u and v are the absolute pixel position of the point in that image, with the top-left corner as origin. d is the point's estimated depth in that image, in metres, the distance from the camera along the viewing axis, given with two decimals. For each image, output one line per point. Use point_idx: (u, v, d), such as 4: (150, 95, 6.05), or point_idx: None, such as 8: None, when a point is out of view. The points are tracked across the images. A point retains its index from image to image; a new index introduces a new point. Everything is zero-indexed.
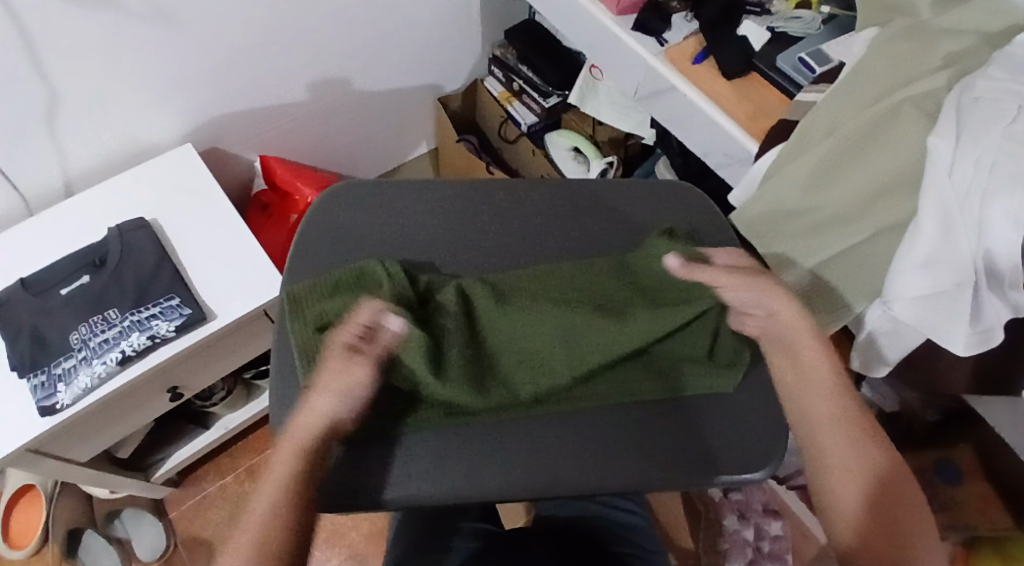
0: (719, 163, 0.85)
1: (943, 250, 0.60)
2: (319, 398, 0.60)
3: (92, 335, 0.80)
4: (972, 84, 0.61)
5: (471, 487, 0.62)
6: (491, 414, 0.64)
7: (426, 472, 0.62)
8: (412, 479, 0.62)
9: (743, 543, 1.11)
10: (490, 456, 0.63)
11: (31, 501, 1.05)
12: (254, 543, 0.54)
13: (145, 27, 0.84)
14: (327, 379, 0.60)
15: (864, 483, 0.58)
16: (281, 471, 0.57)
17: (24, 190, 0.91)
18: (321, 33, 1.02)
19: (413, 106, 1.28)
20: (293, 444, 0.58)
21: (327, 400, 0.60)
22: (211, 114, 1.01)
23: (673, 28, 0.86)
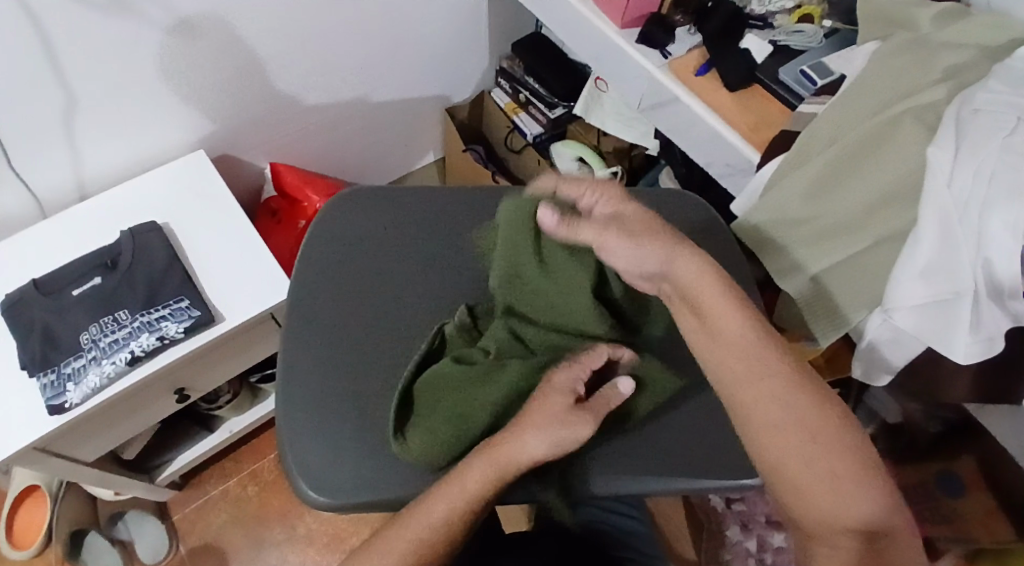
0: (721, 173, 0.86)
1: (942, 260, 0.61)
2: (530, 442, 0.54)
3: (102, 335, 0.81)
4: (972, 96, 0.62)
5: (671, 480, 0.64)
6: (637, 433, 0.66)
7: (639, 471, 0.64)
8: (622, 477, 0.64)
9: (746, 554, 1.12)
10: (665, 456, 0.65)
11: (36, 502, 1.06)
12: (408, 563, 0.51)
13: (163, 34, 0.86)
14: (532, 418, 0.55)
15: (813, 443, 0.48)
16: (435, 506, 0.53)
17: (38, 192, 0.93)
18: (331, 43, 1.04)
19: (421, 116, 1.30)
20: (490, 474, 0.54)
21: (537, 446, 0.53)
22: (224, 120, 1.03)
23: (676, 41, 0.88)
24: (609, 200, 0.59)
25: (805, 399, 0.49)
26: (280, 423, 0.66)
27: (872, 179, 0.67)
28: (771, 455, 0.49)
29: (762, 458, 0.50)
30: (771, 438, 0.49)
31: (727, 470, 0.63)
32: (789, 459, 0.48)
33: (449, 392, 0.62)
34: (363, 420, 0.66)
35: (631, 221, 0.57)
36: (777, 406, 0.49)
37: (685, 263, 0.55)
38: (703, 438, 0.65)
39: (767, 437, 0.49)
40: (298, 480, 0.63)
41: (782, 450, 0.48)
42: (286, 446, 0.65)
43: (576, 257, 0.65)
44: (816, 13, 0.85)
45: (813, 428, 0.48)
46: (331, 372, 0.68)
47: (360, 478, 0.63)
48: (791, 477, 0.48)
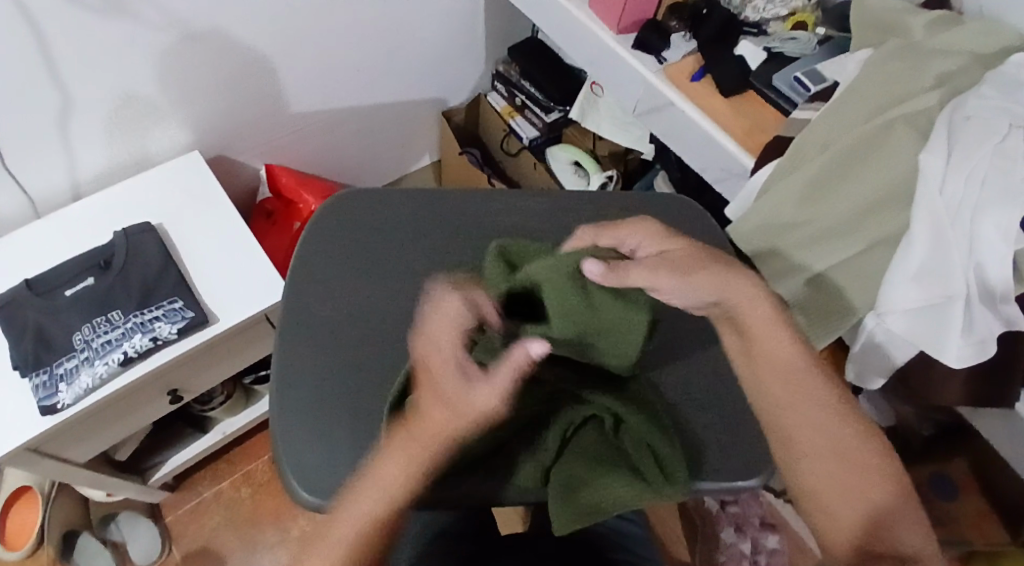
0: (715, 178, 0.86)
1: (934, 264, 0.61)
2: (428, 405, 0.50)
3: (95, 336, 0.80)
4: (963, 102, 0.63)
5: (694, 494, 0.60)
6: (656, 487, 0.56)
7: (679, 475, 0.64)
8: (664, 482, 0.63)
9: (740, 556, 1.11)
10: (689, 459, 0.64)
11: (26, 504, 1.05)
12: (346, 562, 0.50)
13: (158, 35, 0.86)
14: (431, 382, 0.51)
15: (842, 465, 0.55)
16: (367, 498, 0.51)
17: (32, 192, 0.93)
18: (327, 45, 1.04)
19: (417, 118, 1.30)
20: (401, 452, 0.51)
21: (434, 408, 0.50)
22: (220, 121, 1.03)
23: (671, 47, 0.88)
24: (654, 239, 0.62)
25: (846, 430, 0.57)
26: (273, 425, 0.66)
27: (865, 182, 0.67)
28: (802, 473, 0.56)
29: (795, 471, 0.57)
30: (803, 457, 0.56)
31: (720, 473, 0.63)
32: (814, 476, 0.56)
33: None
34: (358, 423, 0.66)
35: (674, 259, 0.60)
36: (814, 432, 0.56)
37: (739, 285, 0.59)
38: (696, 442, 0.65)
39: (800, 456, 0.57)
40: (290, 482, 0.63)
41: (814, 469, 0.56)
42: (279, 448, 0.65)
43: (626, 299, 0.58)
44: (810, 21, 0.86)
45: (845, 453, 0.56)
46: (328, 374, 0.68)
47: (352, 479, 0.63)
48: (815, 495, 0.55)
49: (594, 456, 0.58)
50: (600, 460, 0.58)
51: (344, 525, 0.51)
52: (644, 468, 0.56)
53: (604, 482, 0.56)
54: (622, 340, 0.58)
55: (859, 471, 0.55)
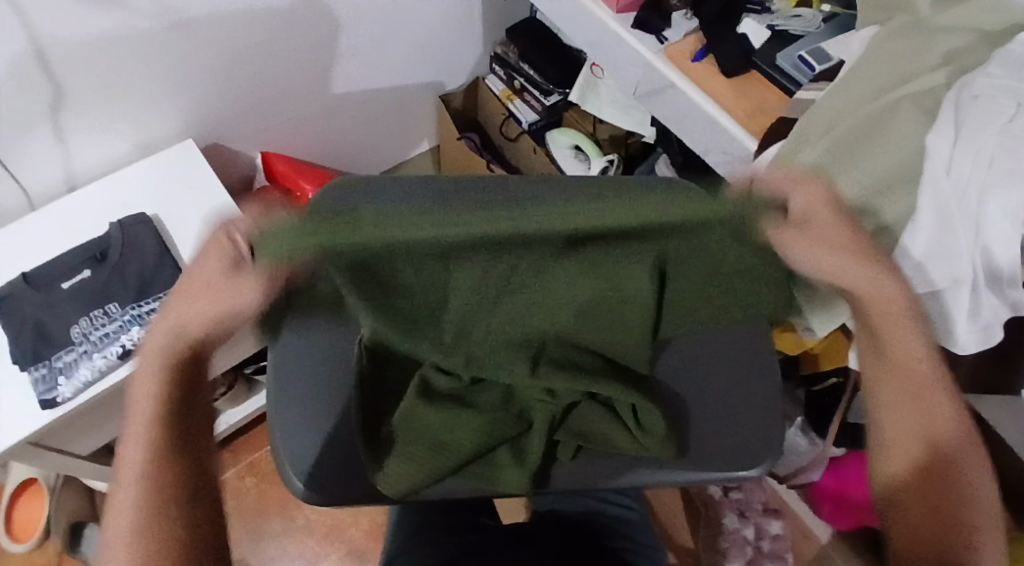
0: (718, 161, 0.84)
1: (938, 247, 0.61)
2: (199, 296, 0.56)
3: (93, 329, 0.81)
4: (971, 81, 0.61)
5: (676, 474, 0.63)
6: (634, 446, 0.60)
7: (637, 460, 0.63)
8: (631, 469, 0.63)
9: (743, 541, 1.11)
10: (687, 456, 0.63)
11: (33, 495, 1.06)
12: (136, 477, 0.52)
13: (151, 23, 0.85)
14: (196, 300, 0.56)
15: (899, 429, 0.58)
16: (141, 399, 0.55)
17: (27, 185, 0.92)
18: (320, 31, 1.02)
19: (414, 103, 1.28)
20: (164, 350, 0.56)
21: (210, 305, 0.55)
22: (213, 109, 1.02)
23: (672, 26, 0.86)
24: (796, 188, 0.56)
25: (916, 403, 0.58)
26: (271, 418, 0.64)
27: (872, 163, 0.65)
28: (876, 449, 0.60)
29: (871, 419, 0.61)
30: (882, 436, 0.59)
31: (715, 462, 0.63)
32: (891, 457, 0.59)
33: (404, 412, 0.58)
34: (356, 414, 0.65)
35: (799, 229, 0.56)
36: (890, 409, 0.59)
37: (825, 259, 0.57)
38: (696, 437, 0.64)
39: (878, 433, 0.59)
40: (285, 470, 0.63)
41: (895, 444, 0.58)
42: (276, 444, 0.64)
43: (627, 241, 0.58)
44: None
45: (915, 422, 0.58)
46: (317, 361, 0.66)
47: (333, 469, 0.62)
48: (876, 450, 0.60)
49: (582, 426, 0.60)
50: (599, 421, 0.59)
51: (122, 477, 0.53)
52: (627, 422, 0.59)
53: (591, 429, 0.60)
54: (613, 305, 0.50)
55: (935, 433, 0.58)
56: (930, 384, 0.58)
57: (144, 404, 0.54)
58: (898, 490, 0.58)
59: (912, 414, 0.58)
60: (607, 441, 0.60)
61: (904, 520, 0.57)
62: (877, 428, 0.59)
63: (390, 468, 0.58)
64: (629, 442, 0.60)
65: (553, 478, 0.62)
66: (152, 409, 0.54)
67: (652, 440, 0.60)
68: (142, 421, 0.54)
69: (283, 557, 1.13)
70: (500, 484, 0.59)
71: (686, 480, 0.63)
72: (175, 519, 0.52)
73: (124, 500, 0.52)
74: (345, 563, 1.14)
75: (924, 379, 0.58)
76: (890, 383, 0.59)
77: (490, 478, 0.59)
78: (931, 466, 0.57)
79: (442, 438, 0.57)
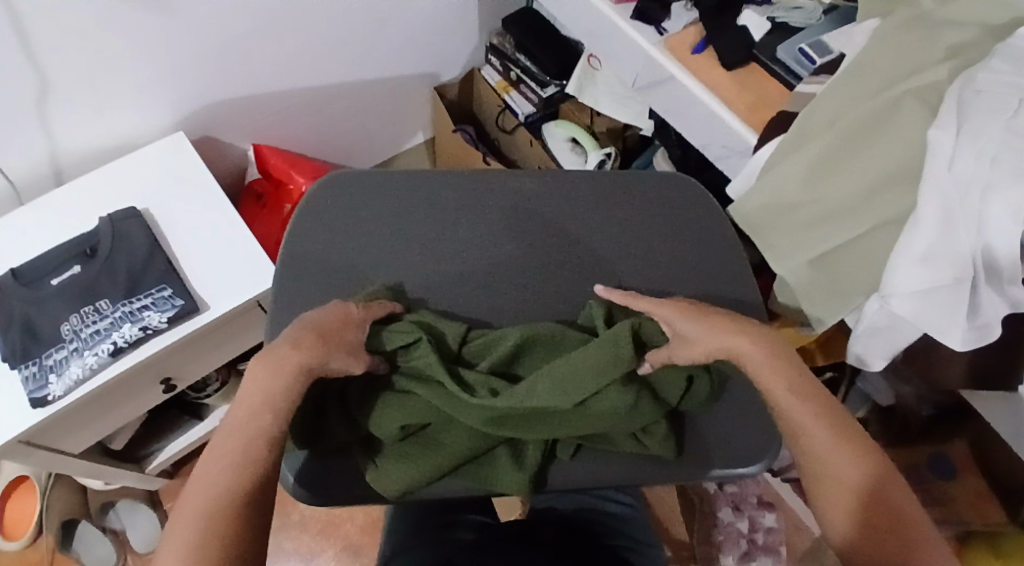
0: (718, 156, 0.84)
1: (942, 244, 0.58)
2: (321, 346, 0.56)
3: (84, 326, 0.79)
4: (974, 76, 0.60)
5: (675, 472, 0.62)
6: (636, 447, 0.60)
7: (638, 459, 0.62)
8: (629, 468, 0.62)
9: (737, 535, 1.12)
10: (687, 456, 0.63)
11: (25, 493, 1.05)
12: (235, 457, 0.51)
13: (136, 12, 0.83)
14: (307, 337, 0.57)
15: (827, 465, 0.51)
16: (254, 390, 0.53)
17: (13, 177, 0.90)
18: (313, 22, 1.00)
19: (408, 95, 1.27)
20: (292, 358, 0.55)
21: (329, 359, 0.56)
22: (203, 100, 1.00)
23: (672, 18, 0.85)
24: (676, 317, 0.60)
25: (831, 435, 0.53)
26: None
27: (874, 161, 0.65)
28: (814, 497, 0.52)
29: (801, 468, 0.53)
30: (815, 481, 0.52)
31: (715, 462, 0.63)
32: (829, 502, 0.51)
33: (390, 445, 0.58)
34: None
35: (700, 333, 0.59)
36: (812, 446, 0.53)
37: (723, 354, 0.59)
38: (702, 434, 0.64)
39: (811, 479, 0.52)
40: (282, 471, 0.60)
41: (826, 510, 0.51)
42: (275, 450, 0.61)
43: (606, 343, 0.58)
44: None
45: (839, 480, 0.51)
46: None
47: (330, 473, 0.60)
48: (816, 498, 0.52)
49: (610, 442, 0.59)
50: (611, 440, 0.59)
51: (219, 454, 0.51)
52: (642, 436, 0.59)
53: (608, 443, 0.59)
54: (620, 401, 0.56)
55: (867, 485, 0.50)
56: (841, 419, 0.54)
57: (258, 394, 0.53)
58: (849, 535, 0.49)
59: (833, 447, 0.52)
60: (607, 441, 0.59)
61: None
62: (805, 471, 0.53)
63: (382, 466, 0.57)
64: (637, 446, 0.59)
65: (557, 472, 0.62)
66: (270, 399, 0.53)
67: (657, 444, 0.59)
68: (252, 407, 0.53)
69: (279, 552, 1.13)
70: (496, 486, 0.58)
71: (687, 477, 0.63)
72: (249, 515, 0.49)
73: (214, 474, 0.50)
74: (340, 559, 1.13)
75: (834, 414, 0.54)
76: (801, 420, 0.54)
77: (487, 478, 0.58)
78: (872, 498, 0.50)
79: (436, 437, 0.57)
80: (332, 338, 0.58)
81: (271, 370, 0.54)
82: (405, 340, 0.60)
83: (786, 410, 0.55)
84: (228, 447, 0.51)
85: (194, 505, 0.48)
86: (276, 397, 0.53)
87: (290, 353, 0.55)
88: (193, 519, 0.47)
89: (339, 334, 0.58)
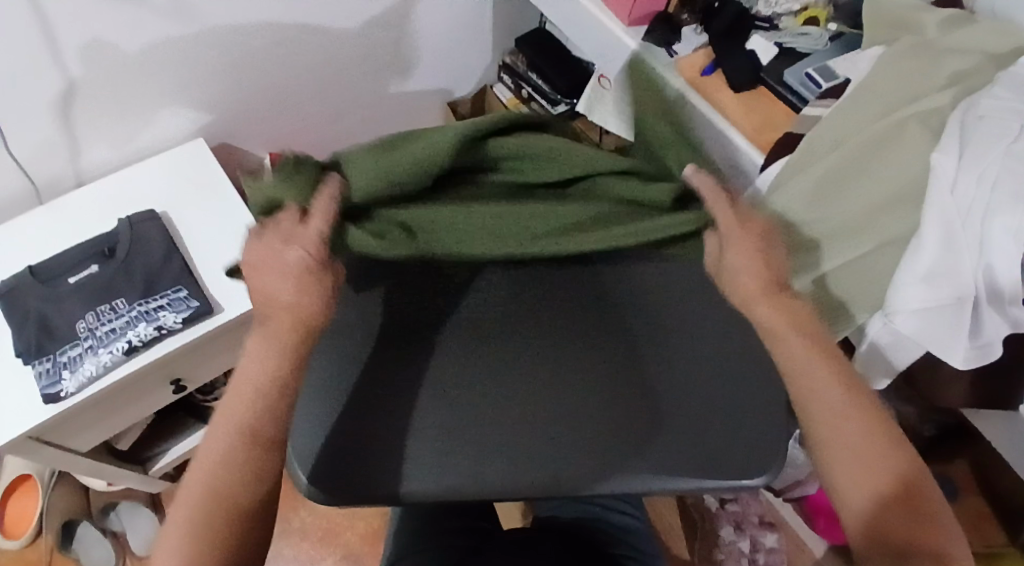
0: (725, 174, 0.86)
1: (944, 265, 0.60)
2: (280, 291, 0.56)
3: (100, 324, 0.80)
4: (976, 102, 0.62)
5: (692, 481, 0.58)
6: (640, 450, 0.60)
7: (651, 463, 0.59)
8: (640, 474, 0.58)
9: (739, 554, 1.13)
10: (701, 466, 0.59)
11: (27, 492, 1.05)
12: (233, 443, 0.52)
13: (163, 20, 0.85)
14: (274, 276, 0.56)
15: (852, 450, 0.52)
16: (250, 376, 0.54)
17: (35, 178, 0.92)
18: (332, 35, 1.03)
19: (421, 108, 1.29)
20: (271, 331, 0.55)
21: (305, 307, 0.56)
22: (222, 108, 1.02)
23: (681, 41, 0.88)
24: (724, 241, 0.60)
25: (858, 425, 0.53)
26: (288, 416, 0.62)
27: (877, 183, 0.67)
28: (833, 475, 0.53)
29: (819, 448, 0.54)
30: (839, 463, 0.53)
31: (730, 471, 0.59)
32: (851, 485, 0.52)
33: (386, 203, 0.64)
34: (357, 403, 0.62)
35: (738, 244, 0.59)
36: (843, 431, 0.53)
37: (762, 308, 0.58)
38: (723, 434, 0.61)
39: (834, 460, 0.53)
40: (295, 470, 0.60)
41: (844, 490, 0.52)
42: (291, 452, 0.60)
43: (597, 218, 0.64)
44: (823, 15, 0.85)
45: (867, 468, 0.52)
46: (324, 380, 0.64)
47: (336, 463, 0.59)
48: (835, 475, 0.53)
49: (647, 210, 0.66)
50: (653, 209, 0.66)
51: (216, 439, 0.52)
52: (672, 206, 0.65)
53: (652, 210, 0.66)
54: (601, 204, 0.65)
55: (888, 487, 0.51)
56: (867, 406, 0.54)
57: (255, 380, 0.54)
58: (870, 518, 0.51)
59: (859, 436, 0.53)
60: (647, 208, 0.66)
61: (889, 549, 0.50)
62: (828, 450, 0.53)
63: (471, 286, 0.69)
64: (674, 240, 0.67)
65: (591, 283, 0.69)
66: (266, 386, 0.54)
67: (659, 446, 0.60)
68: (250, 394, 0.53)
69: (278, 559, 1.13)
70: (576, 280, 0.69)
71: (703, 487, 0.58)
72: (251, 506, 0.51)
73: (213, 459, 0.51)
74: None
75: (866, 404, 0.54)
76: (832, 407, 0.54)
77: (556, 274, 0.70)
78: (896, 490, 0.51)
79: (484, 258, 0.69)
80: (281, 289, 0.56)
81: (266, 344, 0.55)
82: (414, 248, 0.62)
83: (811, 395, 0.55)
84: (226, 431, 0.52)
85: (197, 489, 0.50)
86: (273, 383, 0.54)
87: (276, 326, 0.56)
88: (197, 506, 0.49)
89: (277, 285, 0.56)
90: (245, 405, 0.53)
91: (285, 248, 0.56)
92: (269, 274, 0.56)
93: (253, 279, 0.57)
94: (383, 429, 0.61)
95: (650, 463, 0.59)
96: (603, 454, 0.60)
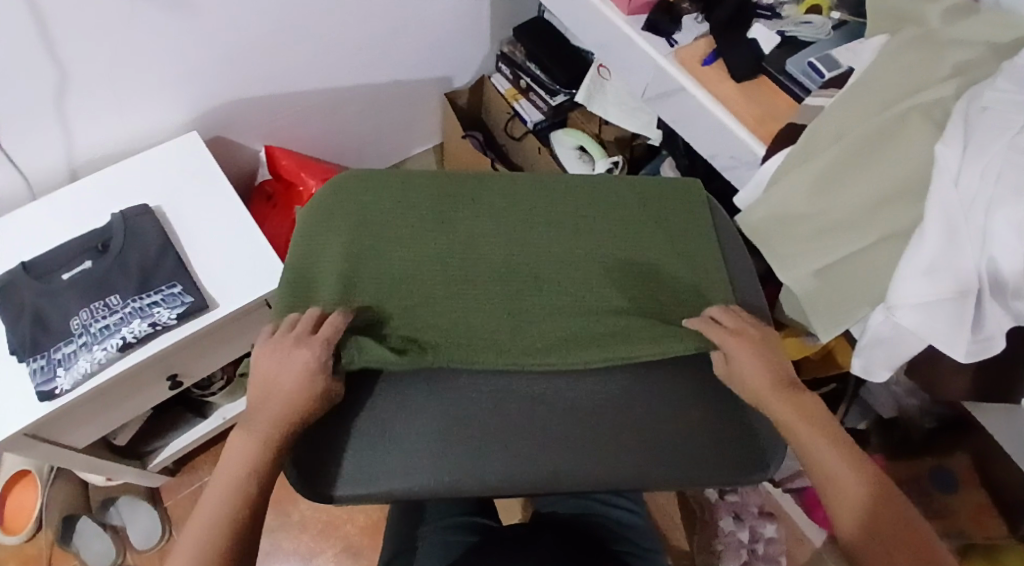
0: (725, 166, 0.85)
1: (945, 258, 0.59)
2: (286, 378, 0.58)
3: (93, 321, 0.79)
4: (980, 93, 0.61)
5: (685, 476, 0.59)
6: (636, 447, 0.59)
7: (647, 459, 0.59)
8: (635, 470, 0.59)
9: (738, 545, 1.11)
10: (694, 459, 0.59)
11: (26, 487, 1.05)
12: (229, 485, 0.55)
13: (157, 13, 0.84)
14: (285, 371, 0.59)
15: (833, 465, 0.54)
16: (250, 429, 0.57)
17: (27, 173, 0.91)
18: (329, 27, 1.02)
19: (419, 99, 1.28)
20: (274, 403, 0.57)
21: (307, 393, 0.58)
22: (217, 101, 1.01)
23: (683, 30, 0.86)
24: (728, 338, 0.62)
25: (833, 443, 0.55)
26: None
27: (878, 175, 0.66)
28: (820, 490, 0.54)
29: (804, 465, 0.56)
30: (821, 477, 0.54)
31: (722, 468, 0.60)
32: (838, 498, 0.53)
33: (397, 271, 0.66)
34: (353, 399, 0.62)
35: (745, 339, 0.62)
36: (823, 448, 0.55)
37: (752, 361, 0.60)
38: (719, 428, 0.61)
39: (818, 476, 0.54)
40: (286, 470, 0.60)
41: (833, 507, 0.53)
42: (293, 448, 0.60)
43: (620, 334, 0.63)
44: (825, 3, 0.84)
45: (847, 481, 0.53)
46: None
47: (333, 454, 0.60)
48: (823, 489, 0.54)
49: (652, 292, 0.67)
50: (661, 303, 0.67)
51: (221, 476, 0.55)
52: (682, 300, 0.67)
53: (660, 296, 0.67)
54: (608, 290, 0.66)
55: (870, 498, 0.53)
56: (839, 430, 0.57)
57: (253, 432, 0.56)
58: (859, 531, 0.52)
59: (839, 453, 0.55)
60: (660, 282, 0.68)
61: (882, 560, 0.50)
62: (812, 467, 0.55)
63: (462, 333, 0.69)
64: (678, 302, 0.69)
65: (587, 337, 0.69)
66: (263, 437, 0.56)
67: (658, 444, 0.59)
68: (249, 444, 0.56)
69: (278, 552, 1.13)
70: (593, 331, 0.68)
71: (692, 479, 0.59)
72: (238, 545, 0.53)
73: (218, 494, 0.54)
74: (339, 561, 1.13)
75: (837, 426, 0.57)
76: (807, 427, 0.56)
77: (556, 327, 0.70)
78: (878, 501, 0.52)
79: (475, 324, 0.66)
80: (287, 373, 0.58)
81: (253, 428, 0.57)
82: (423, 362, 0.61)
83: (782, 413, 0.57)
84: (231, 470, 0.55)
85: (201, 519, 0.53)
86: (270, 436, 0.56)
87: (276, 395, 0.58)
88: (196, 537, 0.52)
89: (285, 375, 0.58)
90: (245, 450, 0.56)
91: (295, 358, 0.59)
92: (280, 365, 0.59)
93: (264, 362, 0.59)
94: (375, 427, 0.61)
95: (646, 460, 0.59)
96: (599, 452, 0.59)
